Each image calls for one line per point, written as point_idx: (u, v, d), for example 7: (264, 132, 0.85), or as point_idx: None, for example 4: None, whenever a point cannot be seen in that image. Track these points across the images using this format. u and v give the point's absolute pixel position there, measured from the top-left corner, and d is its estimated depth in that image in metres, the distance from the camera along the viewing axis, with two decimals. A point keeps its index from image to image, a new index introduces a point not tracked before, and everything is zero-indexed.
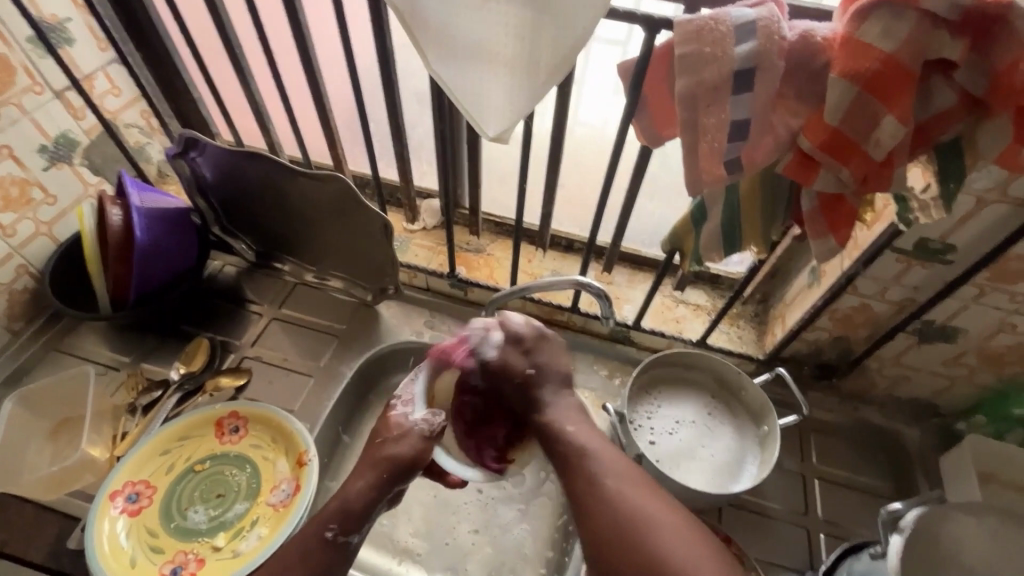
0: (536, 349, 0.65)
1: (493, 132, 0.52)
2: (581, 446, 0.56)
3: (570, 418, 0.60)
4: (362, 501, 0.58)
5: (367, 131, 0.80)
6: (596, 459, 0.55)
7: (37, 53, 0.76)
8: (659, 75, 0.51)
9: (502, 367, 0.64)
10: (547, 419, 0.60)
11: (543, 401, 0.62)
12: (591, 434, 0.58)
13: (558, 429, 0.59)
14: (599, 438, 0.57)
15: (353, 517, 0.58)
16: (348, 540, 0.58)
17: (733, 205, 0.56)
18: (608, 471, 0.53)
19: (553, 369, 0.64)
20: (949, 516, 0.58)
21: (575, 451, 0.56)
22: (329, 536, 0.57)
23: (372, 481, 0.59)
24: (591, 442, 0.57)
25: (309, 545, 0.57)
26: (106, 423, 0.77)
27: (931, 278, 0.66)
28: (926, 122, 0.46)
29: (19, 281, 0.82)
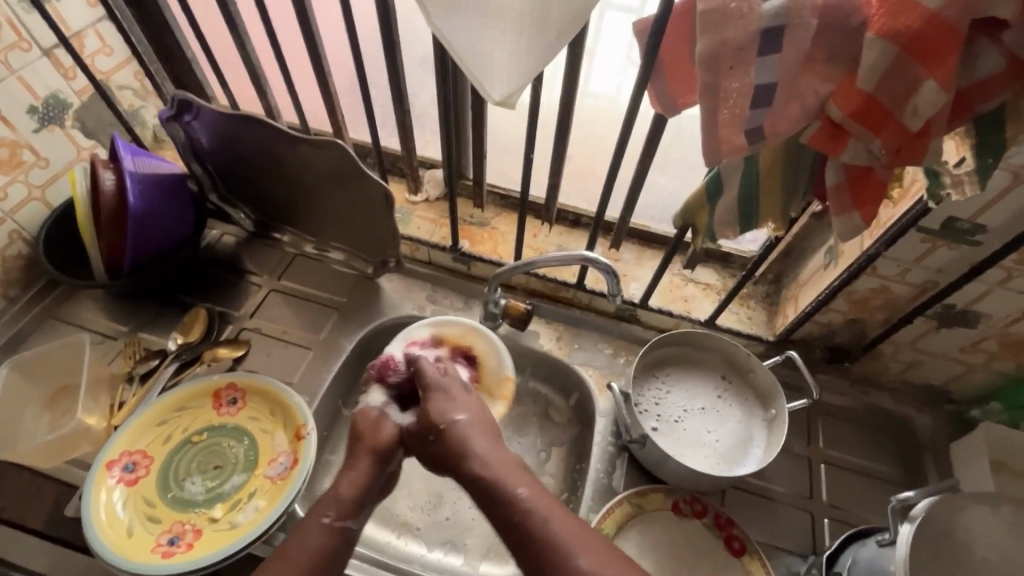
0: (450, 398, 0.60)
1: (498, 96, 0.49)
2: (542, 515, 0.48)
3: (520, 477, 0.51)
4: (357, 488, 0.57)
5: (368, 95, 0.76)
6: (560, 538, 0.46)
7: (22, 7, 0.72)
8: (679, 35, 0.48)
9: (430, 417, 0.59)
10: (490, 476, 0.52)
11: (474, 452, 0.54)
12: (548, 500, 0.49)
13: (507, 497, 0.49)
14: (557, 508, 0.49)
15: (350, 507, 0.56)
16: (346, 525, 0.55)
17: (752, 178, 0.53)
18: (579, 550, 0.45)
19: (481, 420, 0.58)
20: (962, 507, 0.56)
21: (535, 528, 0.47)
22: (326, 522, 0.54)
23: (362, 473, 0.58)
24: (551, 510, 0.48)
25: (311, 541, 0.53)
26: (103, 391, 0.77)
27: (956, 261, 0.63)
28: (970, 89, 0.42)
29: (13, 247, 0.80)
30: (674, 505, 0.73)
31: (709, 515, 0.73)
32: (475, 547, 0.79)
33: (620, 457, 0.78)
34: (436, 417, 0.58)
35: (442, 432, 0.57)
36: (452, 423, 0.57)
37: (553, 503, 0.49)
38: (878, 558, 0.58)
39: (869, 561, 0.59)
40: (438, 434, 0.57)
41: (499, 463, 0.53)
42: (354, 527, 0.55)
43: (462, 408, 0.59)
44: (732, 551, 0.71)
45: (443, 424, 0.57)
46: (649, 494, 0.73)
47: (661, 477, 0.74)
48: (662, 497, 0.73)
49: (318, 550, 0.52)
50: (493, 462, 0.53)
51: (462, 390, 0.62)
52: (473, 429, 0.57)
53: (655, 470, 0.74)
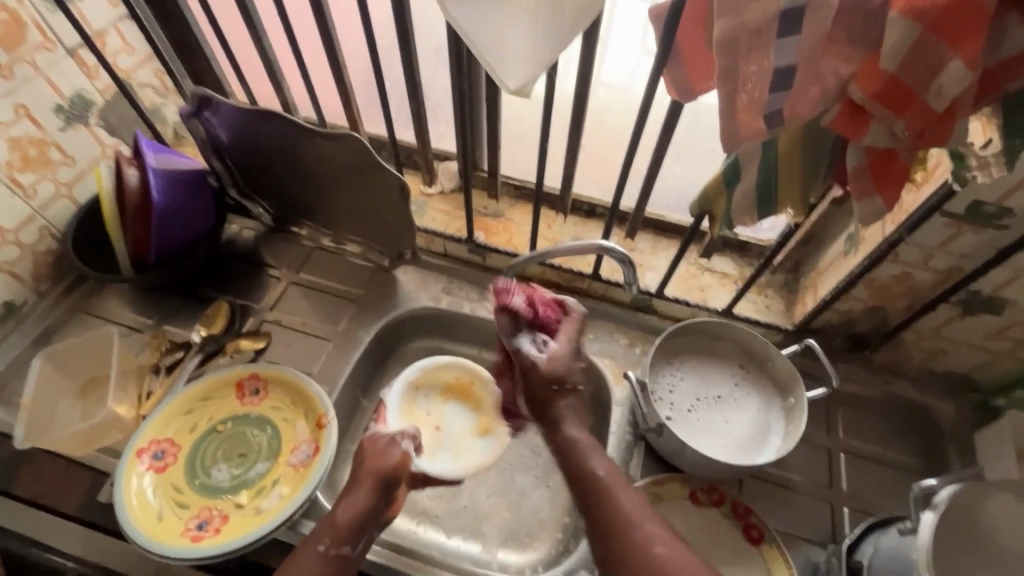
0: (552, 367, 0.64)
1: (513, 86, 0.49)
2: (615, 494, 0.57)
3: (601, 459, 0.60)
4: (352, 514, 0.59)
5: (383, 89, 0.77)
6: (629, 513, 0.55)
7: (47, 8, 0.74)
8: (695, 20, 0.48)
9: (540, 382, 0.64)
10: (577, 466, 0.60)
11: (574, 440, 0.61)
12: (620, 479, 0.58)
13: (591, 477, 0.58)
14: (629, 488, 0.58)
15: (345, 534, 0.58)
16: (342, 552, 0.58)
17: (770, 162, 0.52)
18: (640, 520, 0.55)
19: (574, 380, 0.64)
20: (988, 495, 0.55)
21: (608, 504, 0.56)
22: (321, 551, 0.57)
23: (360, 500, 0.60)
24: (619, 488, 0.57)
25: (305, 569, 0.56)
26: (131, 382, 0.79)
27: (980, 246, 0.62)
28: (996, 67, 0.41)
29: (43, 243, 0.82)
30: (692, 493, 0.73)
31: (727, 504, 0.73)
32: (493, 535, 0.80)
33: (637, 446, 0.78)
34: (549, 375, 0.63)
35: (552, 395, 0.64)
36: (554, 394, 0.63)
37: (631, 488, 0.58)
38: (900, 546, 0.58)
39: (891, 549, 0.59)
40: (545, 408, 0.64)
41: (584, 446, 0.61)
42: (351, 552, 0.58)
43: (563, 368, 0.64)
44: (750, 539, 0.71)
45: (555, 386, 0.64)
46: (667, 482, 0.73)
47: (678, 466, 0.74)
48: (680, 485, 0.73)
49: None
50: (579, 447, 0.61)
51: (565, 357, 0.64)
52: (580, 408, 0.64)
53: (672, 459, 0.74)
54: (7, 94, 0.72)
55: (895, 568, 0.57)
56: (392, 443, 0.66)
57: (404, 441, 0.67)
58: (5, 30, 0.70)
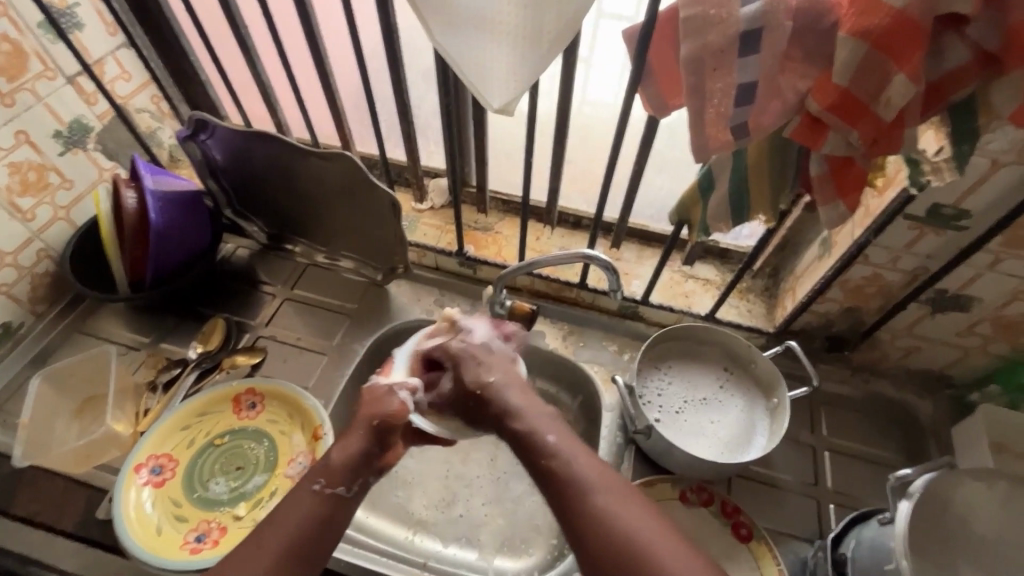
0: (479, 362, 0.64)
1: (497, 104, 0.53)
2: (565, 461, 0.53)
3: (550, 426, 0.57)
4: (347, 456, 0.59)
5: (374, 110, 0.80)
6: (580, 479, 0.52)
7: (49, 39, 0.77)
8: (665, 43, 0.51)
9: (467, 384, 0.63)
10: (527, 428, 0.57)
11: (515, 409, 0.59)
12: (574, 445, 0.55)
13: (541, 444, 0.55)
14: (583, 454, 0.54)
15: (340, 475, 0.58)
16: (337, 492, 0.56)
17: (741, 172, 0.56)
18: (598, 487, 0.51)
19: (510, 375, 0.63)
20: (959, 482, 0.58)
21: (558, 471, 0.53)
22: (316, 489, 0.56)
23: (353, 444, 0.60)
24: (574, 451, 0.54)
25: (300, 508, 0.55)
26: (129, 401, 0.80)
27: (943, 246, 0.65)
28: (939, 80, 0.45)
29: (40, 265, 0.84)
30: (681, 494, 0.75)
31: (716, 503, 0.74)
32: (489, 542, 0.82)
33: (628, 449, 0.80)
34: (470, 381, 0.63)
35: (480, 396, 0.62)
36: (487, 386, 0.62)
37: (584, 450, 0.55)
38: (880, 537, 0.60)
39: (872, 539, 0.61)
40: (480, 400, 0.61)
41: (528, 411, 0.59)
42: (347, 494, 0.57)
43: (493, 369, 0.64)
44: (740, 537, 0.72)
45: (479, 387, 0.62)
46: (657, 484, 0.75)
47: (667, 467, 0.76)
48: (669, 486, 0.75)
49: (306, 515, 0.55)
50: (524, 415, 0.58)
51: (487, 354, 0.66)
52: (503, 386, 0.62)
53: (661, 461, 0.76)
54: (8, 121, 0.75)
55: (874, 559, 0.59)
56: (389, 393, 0.63)
57: (404, 390, 0.64)
58: (7, 60, 0.73)
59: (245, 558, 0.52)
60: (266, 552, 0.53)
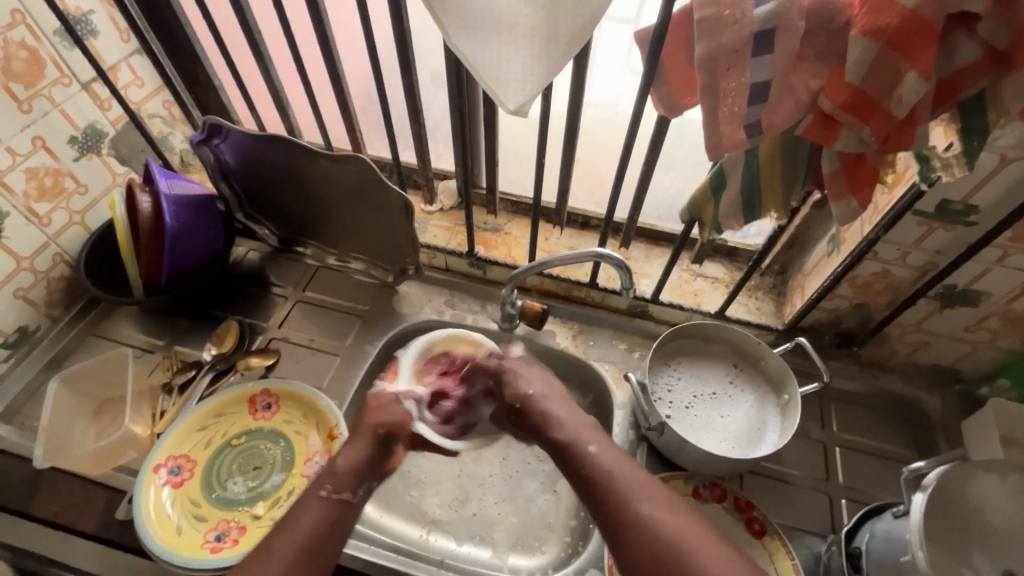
0: (520, 375, 0.66)
1: (513, 106, 0.53)
2: (608, 471, 0.53)
3: (593, 437, 0.58)
4: (353, 462, 0.60)
5: (386, 113, 0.81)
6: (626, 486, 0.52)
7: (64, 46, 0.78)
8: (677, 43, 0.52)
9: (508, 398, 0.65)
10: (568, 439, 0.58)
11: (556, 420, 0.60)
12: (616, 456, 0.55)
13: (583, 455, 0.56)
14: (626, 463, 0.54)
15: (346, 480, 0.58)
16: (343, 498, 0.57)
17: (752, 170, 0.57)
18: (639, 495, 0.51)
19: (548, 388, 0.64)
20: (972, 474, 0.58)
21: (600, 479, 0.53)
22: (324, 495, 0.57)
23: (359, 449, 0.61)
24: (617, 462, 0.54)
25: (311, 514, 0.55)
26: (145, 402, 0.81)
27: (952, 242, 0.66)
28: (949, 78, 0.45)
29: (56, 269, 0.85)
30: (694, 490, 0.75)
31: (729, 499, 0.75)
32: (503, 540, 0.82)
33: (640, 446, 0.81)
34: (513, 393, 0.64)
35: (524, 408, 0.63)
36: (528, 399, 0.63)
37: (625, 459, 0.55)
38: (894, 529, 0.60)
39: (886, 532, 0.61)
40: (519, 412, 0.64)
41: (571, 421, 0.60)
42: (353, 499, 0.58)
43: (532, 381, 0.65)
44: (753, 532, 0.73)
45: (518, 401, 0.64)
46: (670, 480, 0.76)
47: (680, 463, 0.77)
48: (683, 483, 0.76)
49: (316, 521, 0.55)
50: (569, 427, 0.59)
51: (527, 367, 0.67)
52: (549, 400, 0.63)
53: (674, 457, 0.77)
54: (25, 128, 0.76)
55: (890, 550, 0.60)
56: (395, 402, 0.65)
57: (409, 399, 0.66)
58: (24, 67, 0.74)
59: (259, 565, 0.52)
60: (278, 558, 0.52)
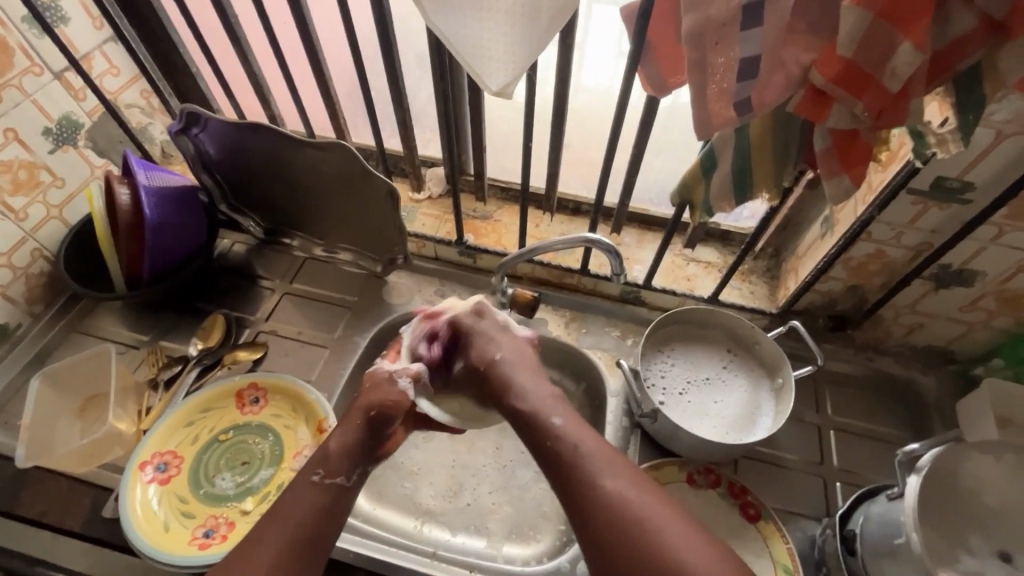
0: (487, 337, 0.66)
1: (496, 87, 0.51)
2: (572, 448, 0.53)
3: (557, 409, 0.57)
4: (344, 446, 0.60)
5: (368, 98, 0.79)
6: (590, 462, 0.51)
7: (33, 33, 0.75)
8: (665, 19, 0.51)
9: (475, 360, 0.64)
10: (534, 408, 0.57)
11: (519, 388, 0.60)
12: (580, 428, 0.55)
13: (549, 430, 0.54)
14: (588, 437, 0.54)
15: (339, 464, 0.58)
16: (337, 482, 0.57)
17: (744, 150, 0.55)
18: (605, 472, 0.51)
19: (517, 355, 0.64)
20: (967, 455, 0.58)
21: (564, 454, 0.52)
22: (316, 480, 0.57)
23: (350, 434, 0.61)
24: (583, 436, 0.54)
25: (302, 500, 0.55)
26: (131, 398, 0.79)
27: (947, 221, 0.65)
28: (944, 50, 0.44)
29: (35, 265, 0.83)
30: (689, 476, 0.75)
31: (723, 485, 0.75)
32: (498, 530, 0.82)
33: (633, 433, 0.80)
34: (481, 355, 0.64)
35: (486, 371, 0.63)
36: (493, 363, 0.63)
37: (592, 435, 0.54)
38: (888, 512, 0.60)
39: (880, 514, 0.61)
40: (483, 374, 0.63)
41: (536, 391, 0.59)
42: (347, 483, 0.58)
43: (501, 347, 0.65)
44: (747, 517, 0.72)
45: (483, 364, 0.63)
46: (664, 467, 0.75)
47: (674, 449, 0.76)
48: (677, 469, 0.75)
49: (309, 506, 0.55)
50: (534, 401, 0.58)
51: (501, 331, 0.67)
52: (512, 364, 0.62)
53: (668, 443, 0.76)
54: None
55: (883, 532, 0.59)
56: (390, 380, 0.65)
57: (404, 378, 0.65)
58: None
59: (250, 552, 0.52)
60: (270, 545, 0.52)
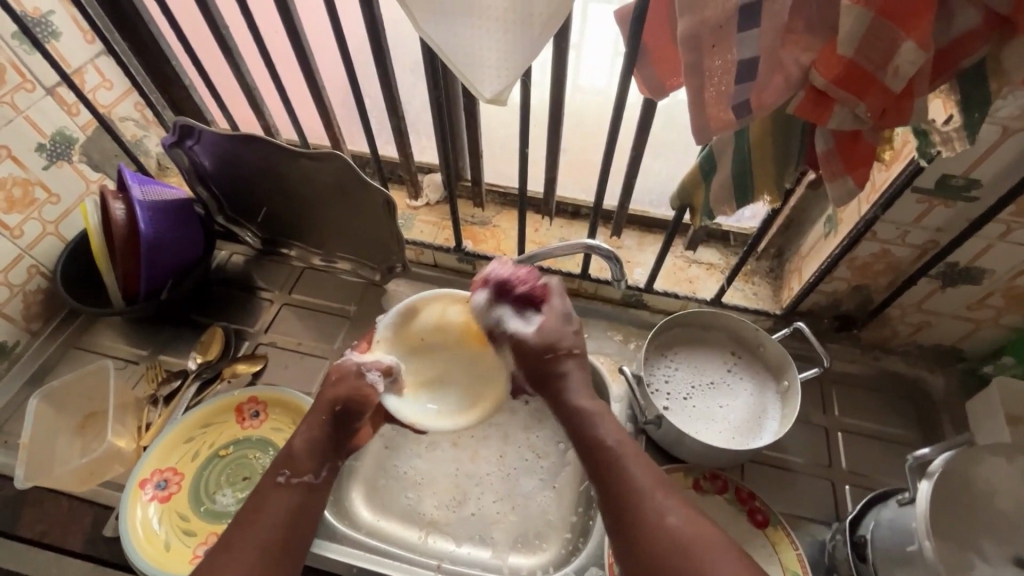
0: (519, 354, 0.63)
1: (490, 94, 0.51)
2: (644, 489, 0.53)
3: (609, 427, 0.59)
4: (309, 444, 0.61)
5: (362, 107, 0.78)
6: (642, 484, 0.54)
7: (24, 50, 0.74)
8: (661, 21, 0.49)
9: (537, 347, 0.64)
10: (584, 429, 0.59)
11: (581, 405, 0.61)
12: (632, 449, 0.57)
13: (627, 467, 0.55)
14: (642, 462, 0.56)
15: (306, 464, 0.60)
16: (305, 480, 0.59)
17: (743, 152, 0.54)
18: (654, 495, 0.53)
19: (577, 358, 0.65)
20: (979, 458, 0.57)
21: (634, 493, 0.53)
22: (283, 480, 0.58)
23: (314, 430, 0.62)
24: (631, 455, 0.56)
25: (275, 501, 0.57)
26: (130, 414, 0.79)
27: (953, 219, 0.64)
28: (950, 47, 0.43)
29: (32, 282, 0.82)
30: (695, 482, 0.74)
31: (730, 490, 0.73)
32: (502, 540, 0.81)
33: (638, 440, 0.79)
34: (551, 342, 0.64)
35: (551, 359, 0.64)
36: (557, 358, 0.64)
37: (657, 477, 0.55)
38: (899, 517, 0.59)
39: (891, 520, 0.60)
40: (549, 363, 0.64)
41: (593, 415, 0.60)
42: (314, 481, 0.60)
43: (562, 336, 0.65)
44: (755, 523, 0.71)
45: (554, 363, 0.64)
46: (669, 473, 0.74)
47: (679, 455, 0.75)
48: (683, 475, 0.74)
49: (282, 505, 0.56)
50: (585, 418, 0.60)
51: (564, 323, 0.66)
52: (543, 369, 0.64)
53: (673, 449, 0.75)
54: None
55: (895, 539, 0.58)
56: (359, 373, 0.64)
57: (374, 371, 0.65)
58: None
59: (226, 556, 0.53)
60: (244, 549, 0.53)
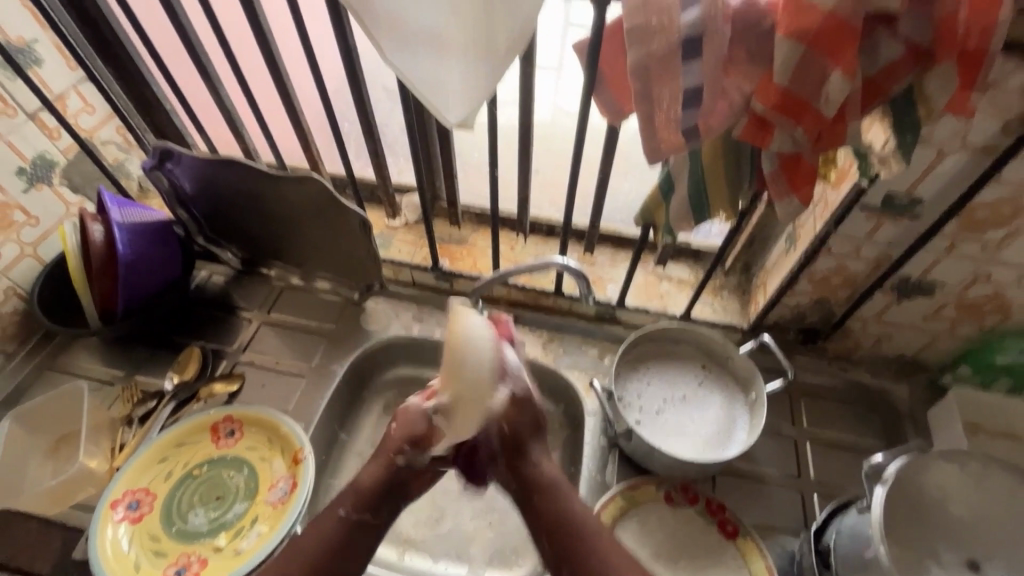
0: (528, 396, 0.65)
1: (455, 119, 0.54)
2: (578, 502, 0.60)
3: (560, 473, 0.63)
4: (374, 479, 0.63)
5: (338, 130, 0.80)
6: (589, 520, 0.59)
7: (5, 76, 0.76)
8: (615, 50, 0.52)
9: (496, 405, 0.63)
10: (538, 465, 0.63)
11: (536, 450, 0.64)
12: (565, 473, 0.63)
13: (556, 500, 0.60)
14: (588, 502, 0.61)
15: (368, 500, 0.62)
16: (363, 518, 0.61)
17: (697, 173, 0.57)
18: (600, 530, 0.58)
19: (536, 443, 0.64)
20: (931, 465, 0.59)
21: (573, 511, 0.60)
22: (342, 515, 0.61)
23: (377, 466, 0.64)
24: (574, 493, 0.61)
25: (325, 532, 0.59)
26: (103, 435, 0.79)
27: (902, 234, 0.67)
28: (878, 76, 0.46)
29: (9, 303, 0.83)
30: (667, 495, 0.75)
31: (701, 502, 0.75)
32: (478, 556, 0.81)
33: (612, 453, 0.81)
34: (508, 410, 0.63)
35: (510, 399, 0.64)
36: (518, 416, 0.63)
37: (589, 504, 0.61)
38: (858, 524, 0.60)
39: (852, 527, 0.61)
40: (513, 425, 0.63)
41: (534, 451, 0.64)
42: (370, 519, 0.62)
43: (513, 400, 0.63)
44: (726, 534, 0.73)
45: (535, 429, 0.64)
46: (641, 486, 0.75)
47: (651, 468, 0.76)
48: (654, 488, 0.75)
49: (330, 542, 0.59)
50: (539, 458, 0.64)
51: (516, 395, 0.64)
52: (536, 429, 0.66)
53: (644, 462, 0.76)
54: None
55: (855, 546, 0.60)
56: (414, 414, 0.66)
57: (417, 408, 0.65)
58: None
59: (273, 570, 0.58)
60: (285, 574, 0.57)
